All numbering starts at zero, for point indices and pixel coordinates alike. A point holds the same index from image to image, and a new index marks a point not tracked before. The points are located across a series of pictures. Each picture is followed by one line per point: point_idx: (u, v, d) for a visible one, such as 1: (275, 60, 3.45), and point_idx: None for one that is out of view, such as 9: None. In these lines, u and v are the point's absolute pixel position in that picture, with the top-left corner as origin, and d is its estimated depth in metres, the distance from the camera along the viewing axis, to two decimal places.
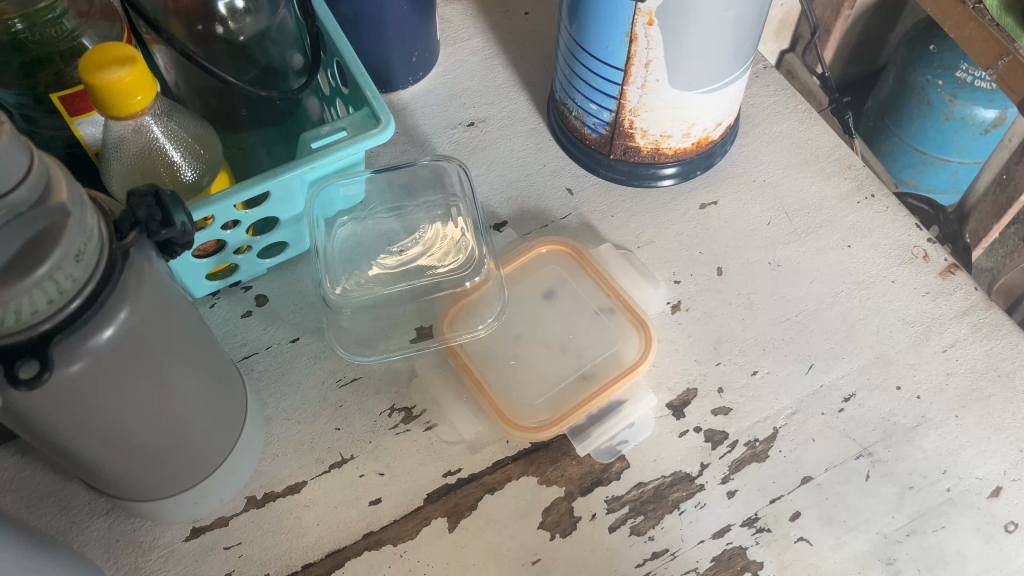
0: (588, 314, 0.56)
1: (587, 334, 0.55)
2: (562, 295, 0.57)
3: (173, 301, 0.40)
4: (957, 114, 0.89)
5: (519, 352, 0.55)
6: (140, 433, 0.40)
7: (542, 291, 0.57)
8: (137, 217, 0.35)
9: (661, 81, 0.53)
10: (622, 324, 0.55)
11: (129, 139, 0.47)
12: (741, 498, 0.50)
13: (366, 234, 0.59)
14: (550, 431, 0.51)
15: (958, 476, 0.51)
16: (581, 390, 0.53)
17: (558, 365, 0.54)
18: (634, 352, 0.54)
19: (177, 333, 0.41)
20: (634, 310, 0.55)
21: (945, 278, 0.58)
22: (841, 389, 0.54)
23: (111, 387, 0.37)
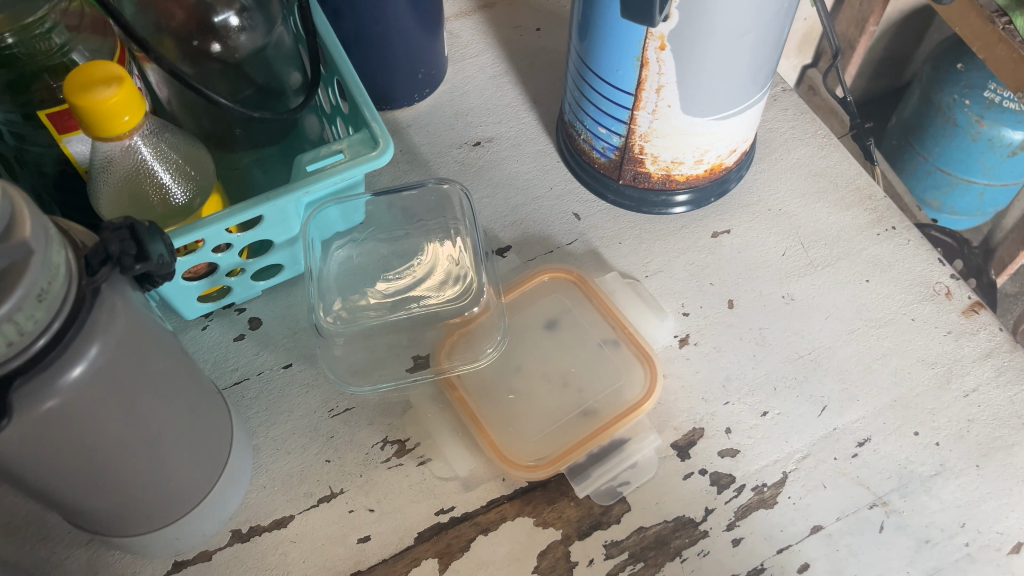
0: (592, 348, 0.54)
1: (591, 368, 0.53)
2: (565, 326, 0.55)
3: (149, 335, 0.38)
4: (984, 136, 0.85)
5: (519, 386, 0.53)
6: (115, 470, 0.38)
7: (544, 321, 0.55)
8: (109, 251, 0.33)
9: (673, 107, 0.50)
10: (626, 359, 0.53)
11: (117, 160, 0.45)
12: (746, 547, 0.48)
13: (365, 258, 0.57)
14: (547, 471, 0.49)
15: (978, 530, 0.48)
16: (582, 428, 0.51)
17: (559, 400, 0.52)
18: (639, 389, 0.52)
19: (157, 368, 0.39)
20: (640, 344, 0.53)
21: (968, 318, 0.55)
22: (855, 433, 0.51)
23: (84, 427, 0.35)
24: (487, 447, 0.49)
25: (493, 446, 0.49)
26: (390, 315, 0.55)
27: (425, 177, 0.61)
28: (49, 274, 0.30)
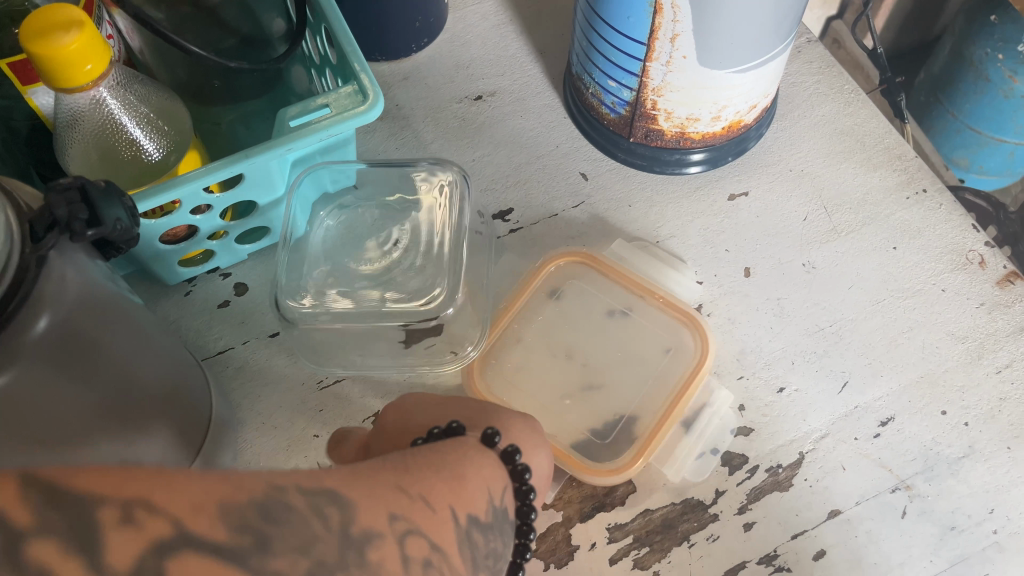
0: (605, 326, 0.51)
1: (623, 345, 0.51)
2: (569, 303, 0.52)
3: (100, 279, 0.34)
4: (1018, 92, 0.80)
5: (521, 367, 0.50)
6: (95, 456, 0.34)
7: (547, 301, 0.52)
8: (55, 216, 0.29)
9: (689, 59, 0.46)
10: (667, 328, 0.51)
11: (84, 115, 0.41)
12: (759, 532, 0.45)
13: (349, 231, 0.53)
14: (602, 475, 0.45)
15: (1007, 516, 0.45)
16: (641, 410, 0.48)
17: (572, 383, 0.49)
18: (692, 355, 0.49)
19: (113, 349, 0.35)
20: (678, 307, 0.51)
21: (1003, 289, 0.52)
22: (879, 411, 0.48)
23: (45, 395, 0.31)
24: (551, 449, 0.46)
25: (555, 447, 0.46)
26: (355, 296, 0.49)
27: (423, 134, 0.58)
28: None
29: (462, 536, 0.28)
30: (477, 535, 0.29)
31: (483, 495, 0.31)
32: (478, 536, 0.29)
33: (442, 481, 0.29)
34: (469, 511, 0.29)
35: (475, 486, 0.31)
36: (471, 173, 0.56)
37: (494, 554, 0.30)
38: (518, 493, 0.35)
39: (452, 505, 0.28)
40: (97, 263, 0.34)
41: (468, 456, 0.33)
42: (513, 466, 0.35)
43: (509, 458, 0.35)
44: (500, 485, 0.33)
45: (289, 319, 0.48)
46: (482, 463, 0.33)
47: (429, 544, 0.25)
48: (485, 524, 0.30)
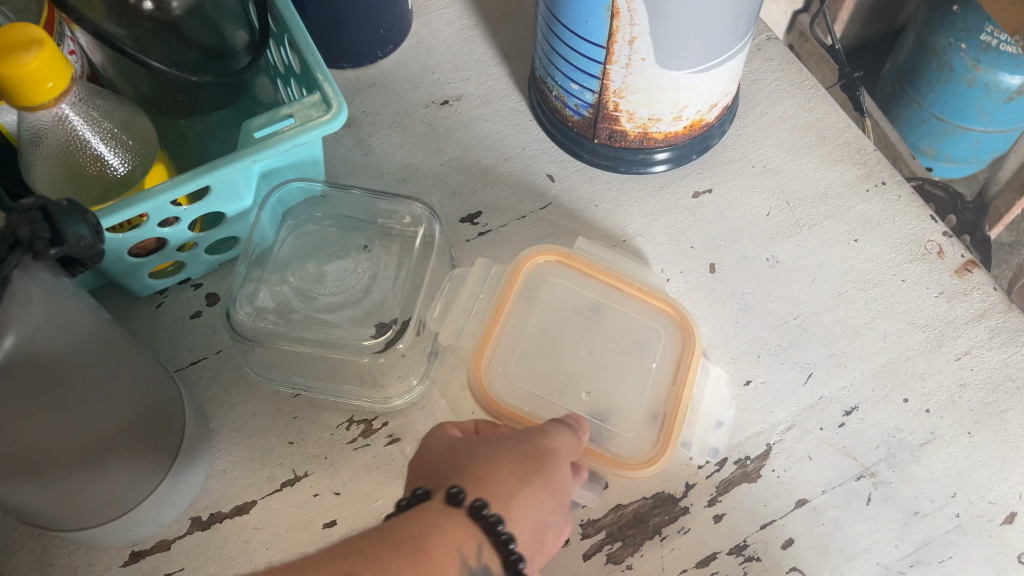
0: (582, 321, 0.51)
1: (607, 337, 0.51)
2: (540, 299, 0.51)
3: (71, 299, 0.35)
4: (981, 81, 0.82)
5: (515, 366, 0.49)
6: (62, 472, 0.37)
7: (522, 302, 0.51)
8: (18, 237, 0.30)
9: (647, 60, 0.47)
10: (645, 316, 0.51)
11: (47, 132, 0.42)
12: (728, 523, 0.46)
13: (317, 244, 0.53)
14: (650, 468, 0.45)
15: (969, 500, 0.46)
16: (655, 398, 0.48)
17: (567, 382, 0.49)
18: (680, 344, 0.50)
19: (77, 365, 0.35)
20: (657, 295, 0.51)
21: (961, 277, 0.53)
22: (843, 401, 0.49)
23: (17, 425, 0.33)
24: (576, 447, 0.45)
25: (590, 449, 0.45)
26: (310, 317, 0.50)
27: (390, 140, 0.58)
28: None
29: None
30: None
31: (453, 563, 0.31)
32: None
33: (402, 559, 0.29)
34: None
35: (438, 555, 0.31)
36: (439, 178, 0.57)
37: None
38: (501, 544, 0.33)
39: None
40: (66, 282, 0.34)
41: (434, 523, 0.32)
42: (484, 522, 0.33)
43: (476, 513, 0.33)
44: (473, 545, 0.32)
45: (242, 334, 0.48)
46: (447, 527, 0.32)
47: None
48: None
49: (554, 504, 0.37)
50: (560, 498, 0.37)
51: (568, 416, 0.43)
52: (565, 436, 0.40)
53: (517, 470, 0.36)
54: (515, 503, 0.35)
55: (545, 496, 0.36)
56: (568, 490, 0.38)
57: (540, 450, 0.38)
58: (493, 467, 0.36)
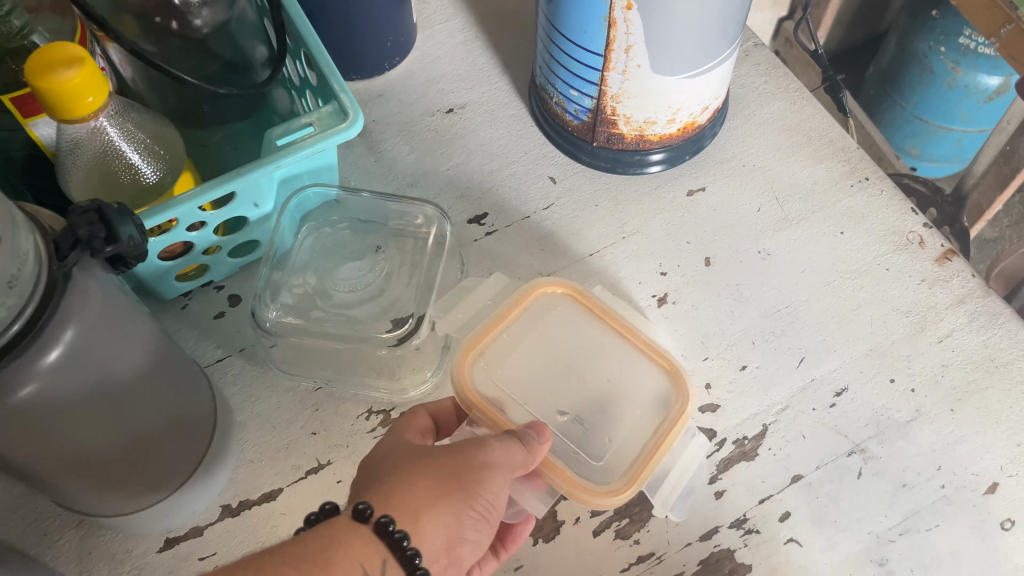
0: (587, 347, 0.50)
1: (605, 368, 0.49)
2: (548, 320, 0.51)
3: (124, 305, 0.38)
4: (961, 82, 0.86)
5: (503, 369, 0.48)
6: (105, 460, 0.40)
7: (528, 318, 0.50)
8: (77, 235, 0.33)
9: (643, 67, 0.50)
10: (650, 372, 0.49)
11: (84, 142, 0.44)
12: (729, 498, 0.49)
13: (333, 248, 0.57)
14: (606, 499, 0.43)
15: (953, 472, 0.49)
16: (633, 441, 0.46)
17: (552, 393, 0.48)
18: (673, 400, 0.47)
19: (126, 366, 0.38)
20: (664, 354, 0.49)
21: (941, 265, 0.56)
22: (833, 383, 0.52)
23: (72, 415, 0.36)
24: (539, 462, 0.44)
25: (556, 469, 0.44)
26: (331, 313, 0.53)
27: (399, 148, 0.61)
28: (18, 260, 0.30)
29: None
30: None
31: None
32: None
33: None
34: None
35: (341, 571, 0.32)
36: (446, 182, 0.60)
37: None
38: (404, 560, 0.34)
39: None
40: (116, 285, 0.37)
41: (339, 541, 0.33)
42: (390, 537, 0.34)
43: (381, 529, 0.34)
44: (377, 562, 0.33)
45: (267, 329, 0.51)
46: (351, 546, 0.33)
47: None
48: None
49: (473, 518, 0.37)
50: (483, 511, 0.37)
51: (528, 425, 0.42)
52: (506, 448, 0.39)
53: (437, 486, 0.37)
54: (424, 519, 0.35)
55: (463, 512, 0.36)
56: (501, 501, 0.38)
57: (473, 466, 0.38)
58: (414, 482, 0.37)
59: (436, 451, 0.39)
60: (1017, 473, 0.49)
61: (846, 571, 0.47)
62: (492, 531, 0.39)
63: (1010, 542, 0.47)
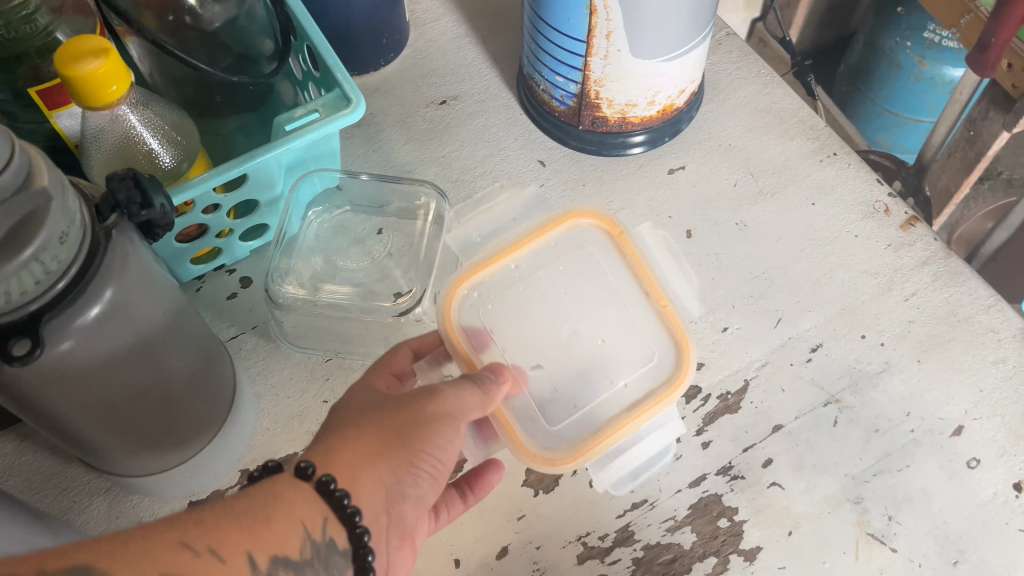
0: (600, 293, 0.48)
1: (613, 320, 0.48)
2: (572, 257, 0.49)
3: (159, 276, 0.41)
4: (928, 75, 0.90)
5: (497, 303, 0.48)
6: (139, 419, 0.43)
7: (549, 252, 0.49)
8: (117, 200, 0.37)
9: (623, 51, 0.54)
10: (654, 342, 0.47)
11: (107, 129, 0.48)
12: (715, 448, 0.52)
13: (336, 229, 0.60)
14: (538, 464, 0.43)
15: (922, 417, 0.53)
16: (604, 412, 0.45)
17: (544, 337, 0.47)
18: (666, 375, 0.46)
19: (161, 332, 0.41)
20: (676, 324, 0.46)
21: (906, 231, 0.60)
22: (808, 340, 0.56)
23: (108, 372, 0.39)
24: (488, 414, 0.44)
25: (504, 420, 0.44)
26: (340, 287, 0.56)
27: (396, 137, 0.65)
28: (68, 219, 0.33)
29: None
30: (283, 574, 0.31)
31: (295, 534, 0.32)
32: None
33: (240, 527, 0.31)
34: (273, 552, 0.31)
35: (283, 525, 0.32)
36: (441, 168, 0.64)
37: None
38: (347, 518, 0.34)
39: (250, 550, 0.30)
40: (149, 257, 0.40)
41: (280, 498, 0.33)
42: (332, 496, 0.34)
43: (323, 488, 0.34)
44: (319, 520, 0.33)
45: (280, 304, 0.54)
46: (291, 503, 0.33)
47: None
48: (299, 563, 0.32)
49: (414, 476, 0.37)
50: (428, 467, 0.38)
51: (489, 367, 0.43)
52: (458, 396, 0.40)
53: (381, 442, 0.37)
54: (363, 478, 0.35)
55: (403, 470, 0.37)
56: (448, 455, 0.39)
57: (422, 417, 0.38)
58: (358, 437, 0.37)
59: (388, 404, 0.39)
60: (980, 416, 0.53)
61: (825, 510, 0.50)
62: (437, 486, 0.39)
63: (976, 479, 0.51)
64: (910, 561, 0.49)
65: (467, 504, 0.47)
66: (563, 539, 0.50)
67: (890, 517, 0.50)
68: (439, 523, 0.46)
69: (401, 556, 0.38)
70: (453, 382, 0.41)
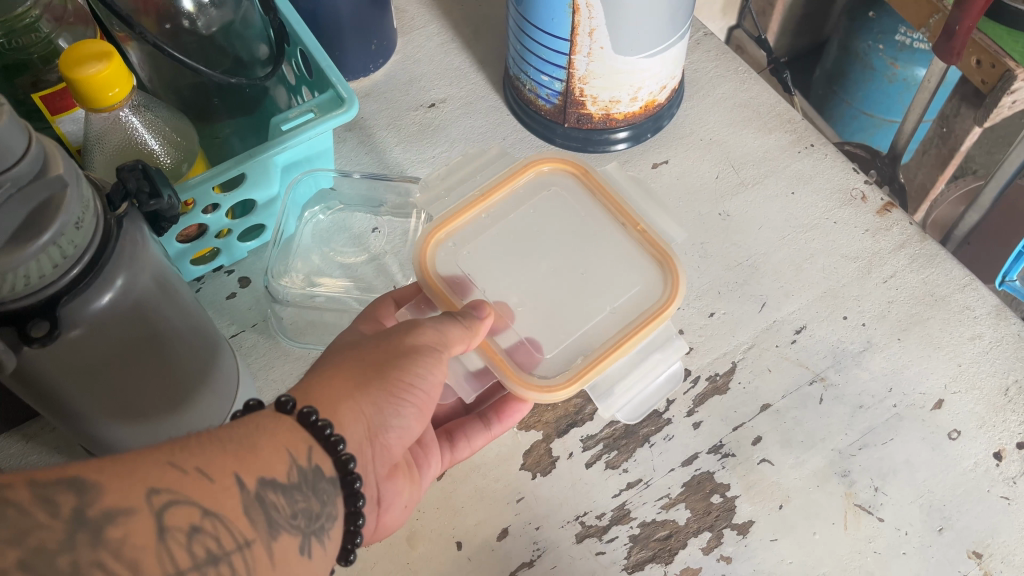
0: (572, 225, 0.51)
1: (596, 253, 0.50)
2: (539, 198, 0.52)
3: (168, 271, 0.43)
4: (900, 76, 0.93)
5: (474, 249, 0.50)
6: (149, 411, 0.44)
7: (516, 197, 0.52)
8: (128, 188, 0.39)
9: (605, 48, 0.56)
10: (639, 259, 0.50)
11: (110, 131, 0.49)
12: (706, 428, 0.54)
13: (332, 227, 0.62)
14: (538, 394, 0.44)
15: (904, 393, 0.55)
16: (598, 338, 0.47)
17: (527, 275, 0.50)
18: (662, 294, 0.48)
19: (171, 326, 0.43)
20: (657, 245, 0.49)
21: (882, 216, 0.63)
22: (793, 322, 0.58)
23: (119, 359, 0.40)
24: (482, 351, 0.46)
25: (496, 357, 0.46)
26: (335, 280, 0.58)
27: (388, 140, 0.67)
28: (82, 206, 0.35)
29: (250, 499, 0.32)
30: (271, 494, 0.33)
31: (281, 459, 0.34)
32: (273, 495, 0.33)
33: (226, 455, 0.32)
34: (260, 475, 0.33)
35: (268, 453, 0.34)
36: (432, 167, 0.65)
37: (301, 507, 0.34)
38: (327, 446, 0.36)
39: (237, 472, 0.32)
40: (157, 249, 0.42)
41: (263, 428, 0.35)
42: (313, 427, 0.36)
43: (305, 420, 0.36)
44: (303, 447, 0.35)
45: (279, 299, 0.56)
46: (276, 431, 0.35)
47: (199, 511, 0.30)
48: (287, 485, 0.34)
49: (392, 404, 0.39)
50: (406, 397, 0.40)
51: (473, 304, 0.45)
52: (439, 329, 0.42)
53: (361, 375, 0.39)
54: (343, 408, 0.38)
55: (382, 398, 0.39)
56: (431, 386, 0.41)
57: (400, 349, 0.41)
58: (338, 370, 0.40)
59: (371, 341, 0.42)
60: (959, 390, 0.55)
61: (814, 483, 0.52)
62: (422, 417, 0.42)
63: (958, 450, 0.53)
64: (897, 529, 0.50)
65: (490, 429, 0.51)
66: (561, 519, 0.51)
67: (876, 488, 0.52)
68: (464, 452, 0.51)
69: (393, 486, 0.44)
70: (439, 319, 0.43)
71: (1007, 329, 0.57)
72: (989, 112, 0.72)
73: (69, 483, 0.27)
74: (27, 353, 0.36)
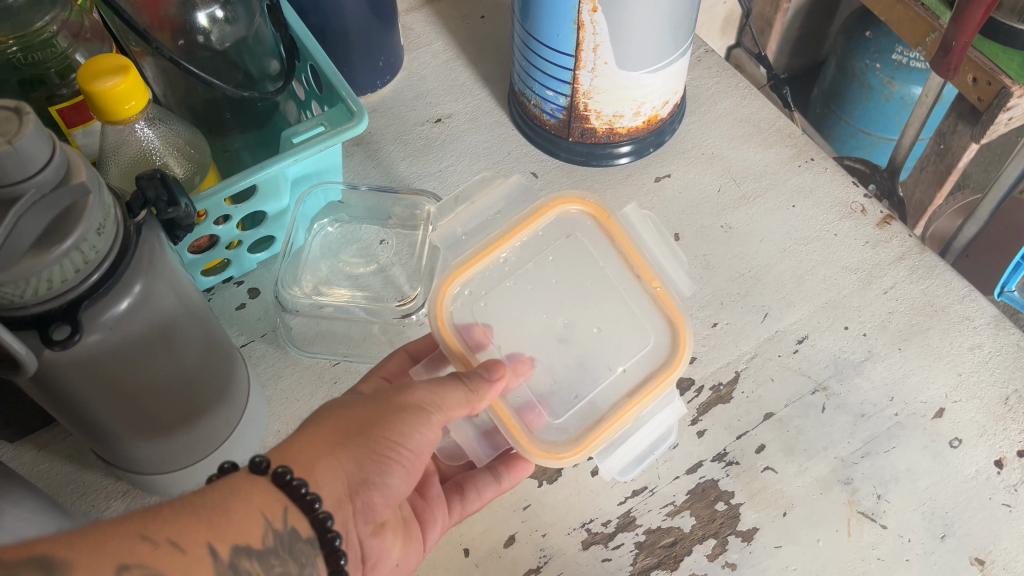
0: (586, 273, 0.51)
1: (610, 307, 0.50)
2: (554, 242, 0.51)
3: (183, 283, 0.43)
4: (897, 94, 0.95)
5: (489, 297, 0.50)
6: (165, 418, 0.45)
7: (531, 242, 0.51)
8: (147, 197, 0.40)
9: (610, 64, 0.57)
10: (653, 318, 0.49)
11: (125, 145, 0.50)
12: (710, 436, 0.55)
13: (341, 239, 0.63)
14: (545, 459, 0.45)
15: (905, 402, 0.56)
16: (607, 400, 0.47)
17: (542, 330, 0.50)
18: (667, 356, 0.48)
19: (187, 334, 0.44)
20: (670, 303, 0.49)
21: (882, 228, 0.64)
22: (795, 332, 0.59)
23: (138, 371, 0.41)
24: (495, 413, 0.46)
25: (506, 417, 0.46)
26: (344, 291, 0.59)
27: (395, 154, 0.68)
28: (103, 213, 0.36)
29: (223, 570, 0.32)
30: (245, 562, 0.33)
31: (255, 523, 0.34)
32: (248, 562, 0.33)
33: (200, 519, 0.33)
34: (234, 543, 0.33)
35: (242, 517, 0.34)
36: (439, 181, 0.66)
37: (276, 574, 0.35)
38: (302, 503, 0.36)
39: (210, 541, 0.32)
40: (172, 256, 0.43)
41: (237, 493, 0.35)
42: (288, 486, 0.36)
43: (279, 479, 0.36)
44: (278, 509, 0.35)
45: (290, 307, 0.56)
46: (250, 494, 0.35)
47: None
48: (262, 550, 0.34)
49: (375, 462, 0.39)
50: (390, 456, 0.40)
51: (485, 364, 0.44)
52: (435, 392, 0.42)
53: (344, 434, 0.39)
54: (320, 467, 0.38)
55: (363, 454, 0.39)
56: (417, 445, 0.41)
57: (390, 406, 0.41)
58: (324, 425, 0.40)
59: (363, 399, 0.42)
60: (960, 399, 0.56)
61: (817, 491, 0.52)
62: (409, 476, 0.41)
63: (959, 458, 0.53)
64: (900, 536, 0.51)
65: (500, 484, 0.49)
66: (568, 526, 0.51)
67: (878, 496, 0.52)
68: (475, 504, 0.49)
69: (381, 543, 0.42)
70: (440, 381, 0.43)
71: (1006, 339, 0.58)
72: (986, 129, 0.73)
73: (37, 562, 0.28)
74: (48, 355, 0.37)
